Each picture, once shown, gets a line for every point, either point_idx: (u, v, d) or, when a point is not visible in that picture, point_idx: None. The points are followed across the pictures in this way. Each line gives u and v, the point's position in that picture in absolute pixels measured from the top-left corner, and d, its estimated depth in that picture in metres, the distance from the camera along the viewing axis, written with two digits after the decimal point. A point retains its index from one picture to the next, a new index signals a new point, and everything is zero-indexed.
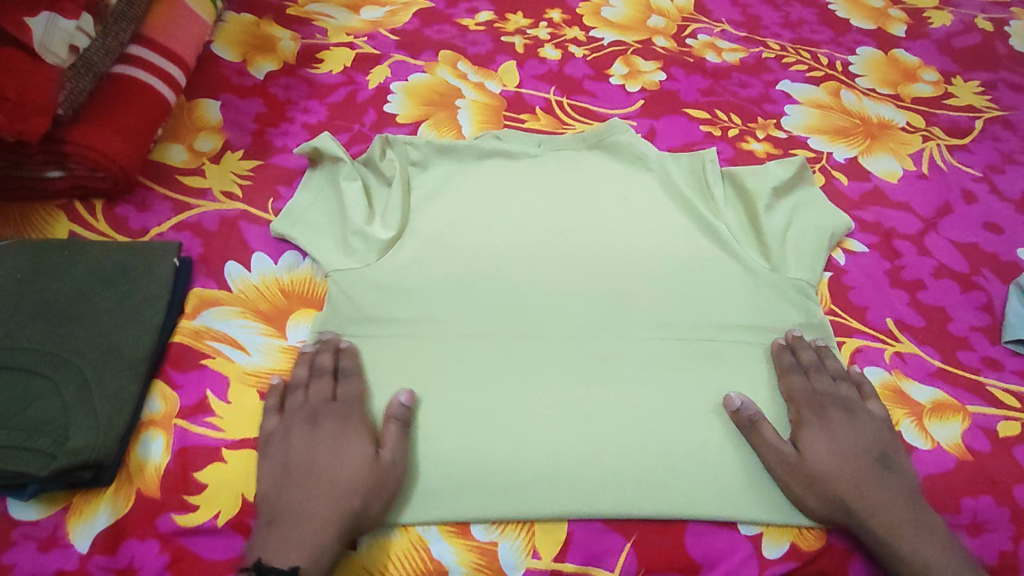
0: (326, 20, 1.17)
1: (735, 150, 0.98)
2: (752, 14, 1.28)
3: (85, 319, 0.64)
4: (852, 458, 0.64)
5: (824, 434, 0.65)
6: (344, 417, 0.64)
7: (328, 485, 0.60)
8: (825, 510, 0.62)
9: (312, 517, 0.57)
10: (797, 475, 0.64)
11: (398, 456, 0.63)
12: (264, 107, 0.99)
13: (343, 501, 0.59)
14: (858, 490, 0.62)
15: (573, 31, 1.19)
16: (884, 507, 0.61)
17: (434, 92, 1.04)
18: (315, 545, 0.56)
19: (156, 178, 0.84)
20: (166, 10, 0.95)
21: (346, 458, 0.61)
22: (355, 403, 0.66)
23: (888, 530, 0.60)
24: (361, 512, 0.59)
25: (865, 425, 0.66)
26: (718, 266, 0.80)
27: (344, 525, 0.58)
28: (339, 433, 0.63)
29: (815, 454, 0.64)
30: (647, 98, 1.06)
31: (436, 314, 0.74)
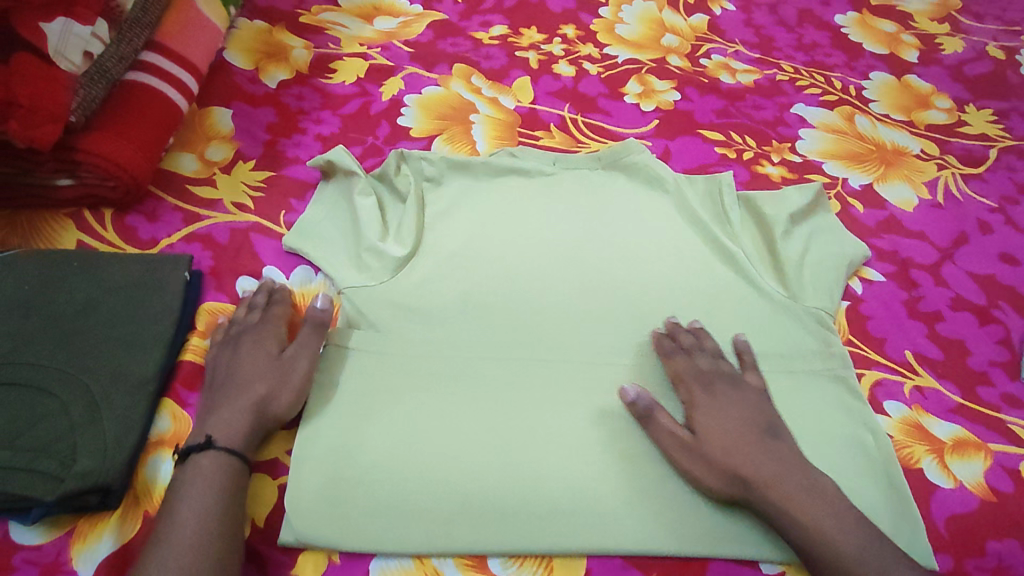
0: (340, 30, 1.16)
1: (750, 174, 0.98)
2: (765, 35, 1.28)
3: (95, 334, 0.63)
4: (741, 431, 0.65)
5: (713, 412, 0.67)
6: (260, 326, 0.69)
7: (241, 382, 0.64)
8: (723, 487, 0.63)
9: (227, 407, 0.62)
10: (693, 455, 0.64)
11: (305, 352, 0.67)
12: (276, 117, 0.98)
13: (254, 390, 0.63)
14: (753, 463, 0.62)
15: (587, 47, 1.19)
16: (777, 477, 0.61)
17: (448, 106, 1.03)
18: (230, 427, 0.60)
19: (166, 188, 0.83)
20: (180, 16, 0.94)
21: (256, 359, 0.66)
22: (271, 315, 0.70)
23: (780, 497, 0.60)
24: (271, 401, 0.63)
25: (747, 398, 0.68)
26: (735, 293, 0.80)
27: (257, 412, 0.62)
28: (252, 339, 0.67)
29: (706, 433, 0.65)
30: (661, 118, 1.06)
31: (450, 335, 0.73)
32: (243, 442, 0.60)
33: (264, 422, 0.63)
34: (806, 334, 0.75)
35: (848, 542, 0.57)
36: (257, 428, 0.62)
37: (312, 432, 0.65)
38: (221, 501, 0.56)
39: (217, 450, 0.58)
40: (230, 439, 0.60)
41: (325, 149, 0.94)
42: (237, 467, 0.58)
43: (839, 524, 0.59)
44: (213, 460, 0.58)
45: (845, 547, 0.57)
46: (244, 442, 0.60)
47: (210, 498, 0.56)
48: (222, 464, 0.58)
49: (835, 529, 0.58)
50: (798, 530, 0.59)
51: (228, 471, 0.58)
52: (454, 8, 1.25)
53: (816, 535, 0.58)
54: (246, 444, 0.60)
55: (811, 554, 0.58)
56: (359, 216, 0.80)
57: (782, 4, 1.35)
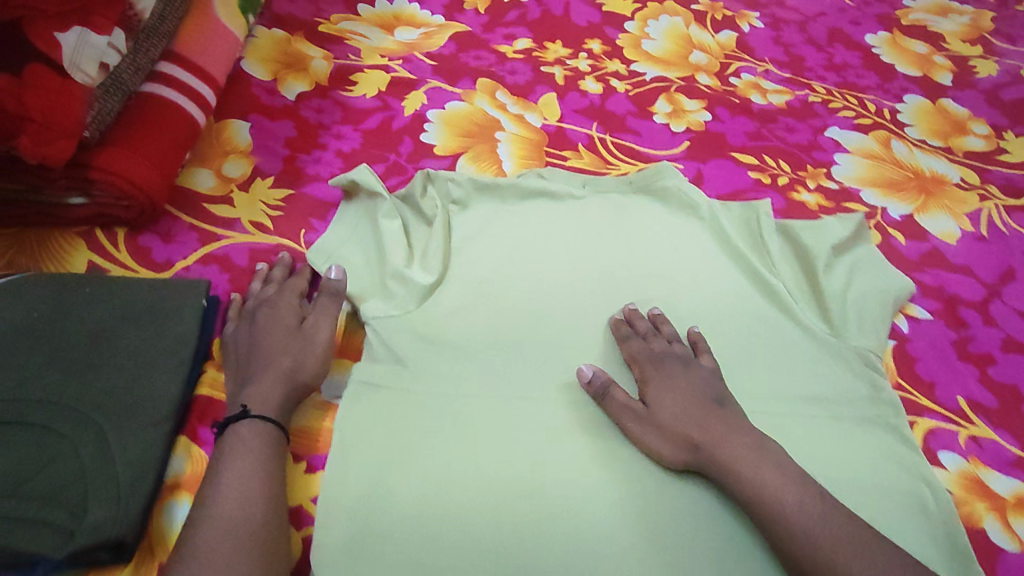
0: (360, 40, 1.12)
1: (786, 201, 0.95)
2: (795, 54, 1.25)
3: (107, 368, 0.59)
4: (692, 400, 0.65)
5: (665, 387, 0.67)
6: (277, 300, 0.70)
7: (268, 352, 0.65)
8: (676, 456, 0.63)
9: (259, 377, 0.62)
10: (647, 426, 0.65)
11: (325, 319, 0.69)
12: (295, 130, 0.94)
13: (282, 359, 0.64)
14: (701, 427, 0.63)
15: (613, 63, 1.15)
16: (724, 436, 0.62)
17: (473, 122, 1.00)
18: (265, 395, 0.61)
19: (183, 206, 0.79)
20: (199, 25, 0.90)
21: (276, 330, 0.67)
22: (286, 289, 0.71)
23: (726, 459, 0.61)
24: (300, 368, 0.64)
25: (698, 372, 0.68)
26: (775, 328, 0.76)
27: (288, 380, 0.63)
28: (270, 311, 0.68)
29: (659, 406, 0.65)
30: (692, 139, 1.02)
31: (480, 369, 0.69)
32: (280, 410, 0.61)
33: (296, 387, 0.64)
34: (855, 374, 0.72)
35: (791, 496, 0.57)
36: (291, 394, 0.63)
37: (338, 476, 0.62)
38: (271, 463, 0.57)
39: (256, 417, 0.59)
40: (267, 407, 0.60)
41: (346, 166, 0.91)
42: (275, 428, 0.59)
43: (781, 477, 0.59)
44: (251, 426, 0.59)
45: (789, 501, 0.57)
46: (280, 406, 0.61)
47: (250, 465, 0.56)
48: (260, 431, 0.58)
49: (782, 489, 0.58)
50: (748, 493, 0.59)
51: (267, 435, 0.59)
52: (477, 20, 1.22)
53: (760, 492, 0.58)
54: (281, 409, 0.61)
55: (756, 511, 0.58)
56: (383, 240, 0.77)
57: (811, 23, 1.32)
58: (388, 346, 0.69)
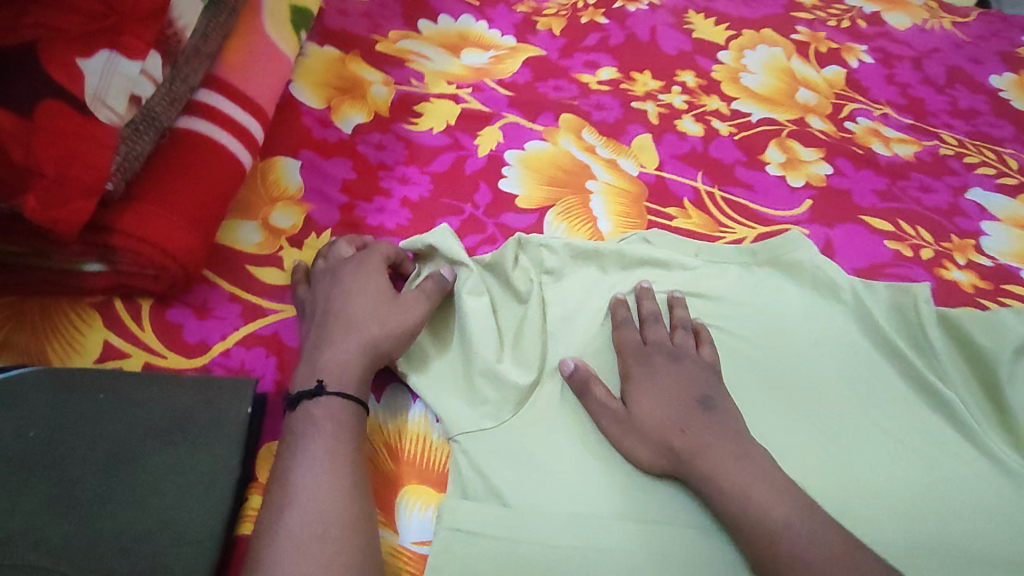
0: (422, 63, 0.96)
1: (935, 280, 0.80)
2: (914, 96, 1.09)
3: (123, 510, 0.46)
4: (679, 405, 0.59)
5: (651, 384, 0.61)
6: (366, 262, 0.64)
7: (351, 320, 0.59)
8: (655, 461, 0.57)
9: (340, 346, 0.57)
10: (626, 429, 0.59)
11: (417, 295, 0.62)
12: (353, 170, 0.79)
13: (366, 331, 0.58)
14: (686, 434, 0.57)
15: (712, 100, 1.00)
16: (709, 444, 0.56)
17: (560, 168, 0.85)
18: (346, 371, 0.56)
19: (223, 269, 0.64)
20: (246, 45, 0.76)
21: (363, 297, 0.61)
22: (376, 254, 0.65)
23: (704, 470, 0.55)
24: (385, 341, 0.58)
25: (684, 368, 0.62)
26: (955, 454, 0.64)
27: (373, 356, 0.57)
28: (359, 275, 0.63)
29: (643, 407, 0.59)
30: (815, 198, 0.87)
31: (592, 493, 0.57)
32: (362, 391, 0.56)
33: (378, 365, 0.58)
34: None
35: (779, 510, 0.52)
36: (371, 371, 0.57)
37: None
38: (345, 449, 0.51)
39: (335, 394, 0.53)
40: (346, 383, 0.55)
41: (415, 220, 0.76)
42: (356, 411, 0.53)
43: (771, 491, 0.53)
44: (327, 421, 0.52)
45: (777, 521, 0.51)
46: (359, 387, 0.55)
47: (329, 473, 0.49)
48: (338, 431, 0.52)
49: (764, 498, 0.53)
50: (726, 503, 0.54)
51: (343, 417, 0.53)
52: (552, 43, 1.05)
53: (749, 510, 0.52)
54: (361, 388, 0.55)
55: (735, 520, 0.53)
56: (469, 323, 0.63)
57: (926, 60, 1.16)
58: (490, 474, 0.56)
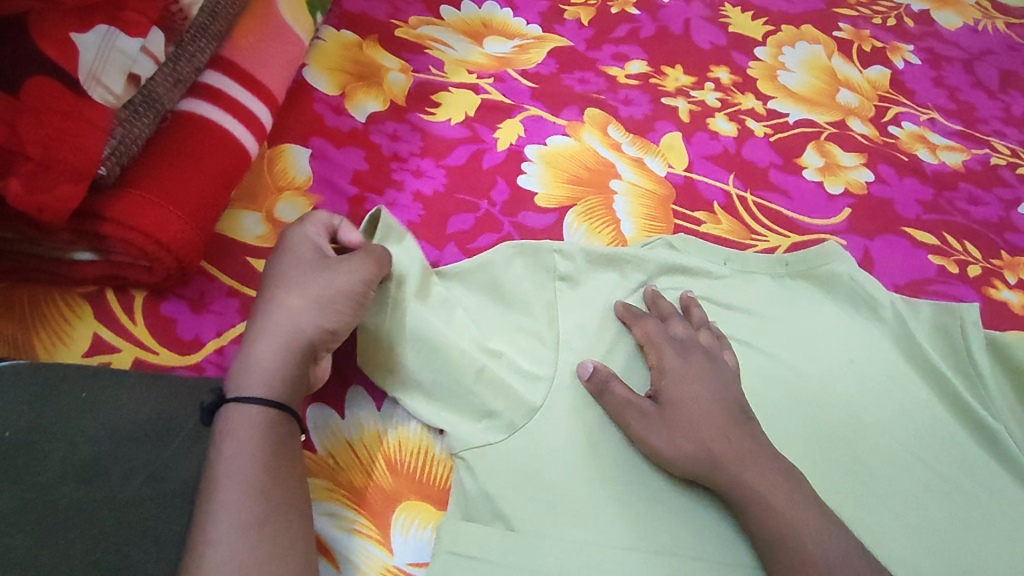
0: (443, 50, 0.91)
1: (982, 300, 0.75)
2: (963, 101, 1.02)
3: (99, 516, 0.43)
4: (718, 413, 0.55)
5: (683, 382, 0.57)
6: (294, 238, 0.57)
7: (268, 309, 0.52)
8: (687, 466, 0.53)
9: (255, 338, 0.51)
10: (654, 426, 0.55)
11: (344, 270, 0.54)
12: (365, 161, 0.75)
13: (281, 320, 0.51)
14: (732, 450, 0.53)
15: (747, 98, 0.94)
16: (749, 458, 0.52)
17: (583, 166, 0.80)
18: (255, 367, 0.49)
19: (222, 261, 0.61)
20: (258, 24, 0.72)
21: (282, 280, 0.54)
22: (308, 226, 0.58)
23: (743, 485, 0.51)
24: (304, 330, 0.52)
25: (719, 369, 0.59)
26: (999, 493, 0.58)
27: (290, 345, 0.51)
28: (287, 256, 0.56)
29: (678, 406, 0.55)
30: (854, 207, 0.82)
31: (598, 516, 0.53)
32: (281, 386, 0.49)
33: (298, 358, 0.51)
34: None
35: (811, 531, 0.49)
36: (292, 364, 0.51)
37: None
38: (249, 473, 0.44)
39: (234, 401, 0.47)
40: (249, 384, 0.48)
41: (428, 216, 0.72)
42: (263, 420, 0.47)
43: (821, 520, 0.49)
44: (228, 436, 0.46)
45: (813, 544, 0.48)
46: (270, 385, 0.49)
47: (238, 500, 0.43)
48: (246, 446, 0.45)
49: (801, 521, 0.49)
50: (761, 522, 0.50)
51: (246, 432, 0.46)
52: (580, 33, 1.00)
53: (783, 532, 0.49)
54: (275, 389, 0.49)
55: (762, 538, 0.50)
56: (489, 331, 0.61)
57: (977, 63, 1.09)
58: (498, 492, 0.53)
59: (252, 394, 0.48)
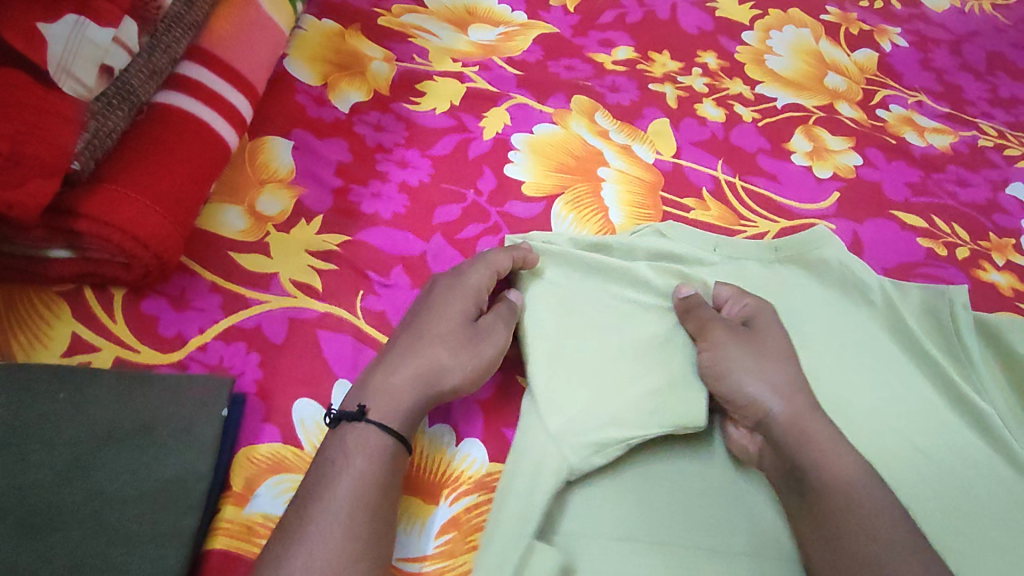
0: (427, 39, 0.90)
1: (970, 281, 0.75)
2: (950, 83, 1.01)
3: (79, 521, 0.42)
4: (778, 368, 0.58)
5: (781, 359, 0.59)
6: (464, 282, 0.58)
7: (419, 341, 0.54)
8: (779, 408, 0.55)
9: (402, 371, 0.52)
10: (761, 356, 0.58)
11: (489, 336, 0.56)
12: (349, 152, 0.74)
13: (429, 358, 0.53)
14: (781, 395, 0.56)
15: (735, 83, 0.93)
16: (793, 388, 0.57)
17: (570, 154, 0.79)
18: (392, 399, 0.50)
19: (203, 256, 0.60)
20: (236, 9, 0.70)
21: (442, 316, 0.56)
22: (482, 268, 0.60)
23: (799, 424, 0.55)
24: (446, 373, 0.53)
25: (780, 332, 0.61)
26: (989, 474, 0.59)
27: (423, 391, 0.52)
28: (447, 294, 0.57)
29: (780, 373, 0.57)
30: (843, 190, 0.82)
31: (622, 510, 0.54)
32: (407, 427, 0.50)
33: (425, 407, 0.52)
34: None
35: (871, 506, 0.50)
36: (421, 406, 0.52)
37: None
38: (370, 493, 0.45)
39: (376, 425, 0.49)
40: (389, 415, 0.50)
41: (414, 206, 0.70)
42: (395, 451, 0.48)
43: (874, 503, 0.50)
44: (359, 451, 0.47)
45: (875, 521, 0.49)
46: (402, 418, 0.50)
47: (350, 516, 0.44)
48: (374, 463, 0.47)
49: (869, 501, 0.50)
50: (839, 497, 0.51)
51: (384, 457, 0.48)
52: (565, 19, 0.98)
53: (853, 504, 0.50)
54: (406, 426, 0.50)
55: (813, 482, 0.52)
56: (551, 301, 0.62)
57: (964, 44, 1.08)
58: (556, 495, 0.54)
59: (379, 420, 0.49)
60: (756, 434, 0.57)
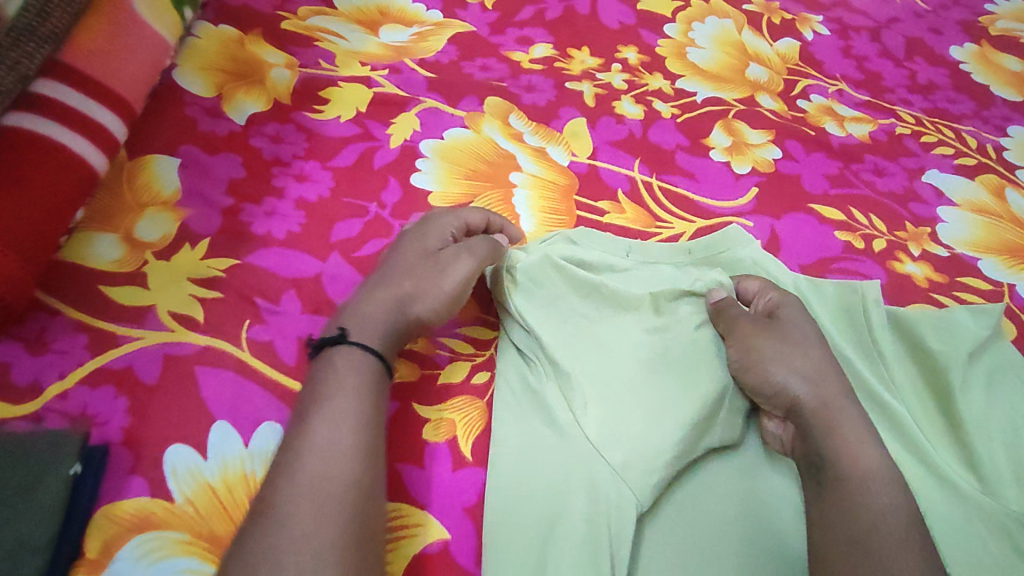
0: (334, 42, 0.86)
1: (887, 274, 0.75)
2: (871, 71, 1.01)
3: None
4: (803, 355, 0.58)
5: (802, 345, 0.59)
6: (432, 224, 0.62)
7: (390, 277, 0.57)
8: (804, 397, 0.55)
9: (373, 300, 0.55)
10: (787, 346, 0.58)
11: (455, 266, 0.59)
12: (242, 168, 0.70)
13: (399, 288, 0.56)
14: (806, 383, 0.56)
15: (656, 78, 0.91)
16: (821, 376, 0.57)
17: (482, 159, 0.76)
18: (366, 323, 0.54)
19: (68, 294, 0.55)
20: (110, 8, 0.63)
21: (409, 254, 0.59)
22: (449, 216, 0.63)
23: (826, 413, 0.54)
24: (414, 301, 0.56)
25: (806, 321, 0.61)
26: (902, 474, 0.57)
27: (396, 315, 0.55)
28: (417, 236, 0.61)
29: (809, 355, 0.58)
30: (762, 186, 0.80)
31: (692, 523, 0.53)
32: (381, 345, 0.53)
33: (399, 330, 0.55)
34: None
35: (881, 498, 0.48)
36: (397, 328, 0.55)
37: None
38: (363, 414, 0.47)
39: (358, 345, 0.51)
40: (366, 334, 0.53)
41: (311, 223, 0.66)
42: (376, 367, 0.51)
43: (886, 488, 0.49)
44: (349, 371, 0.50)
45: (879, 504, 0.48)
46: (378, 338, 0.53)
47: (344, 437, 0.46)
48: (365, 385, 0.49)
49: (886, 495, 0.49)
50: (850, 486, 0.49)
51: (370, 376, 0.50)
52: (482, 17, 0.95)
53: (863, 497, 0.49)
54: (383, 345, 0.53)
55: (832, 472, 0.51)
56: (552, 304, 0.62)
57: (885, 31, 1.09)
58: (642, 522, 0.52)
59: (352, 340, 0.52)
60: (788, 423, 0.57)
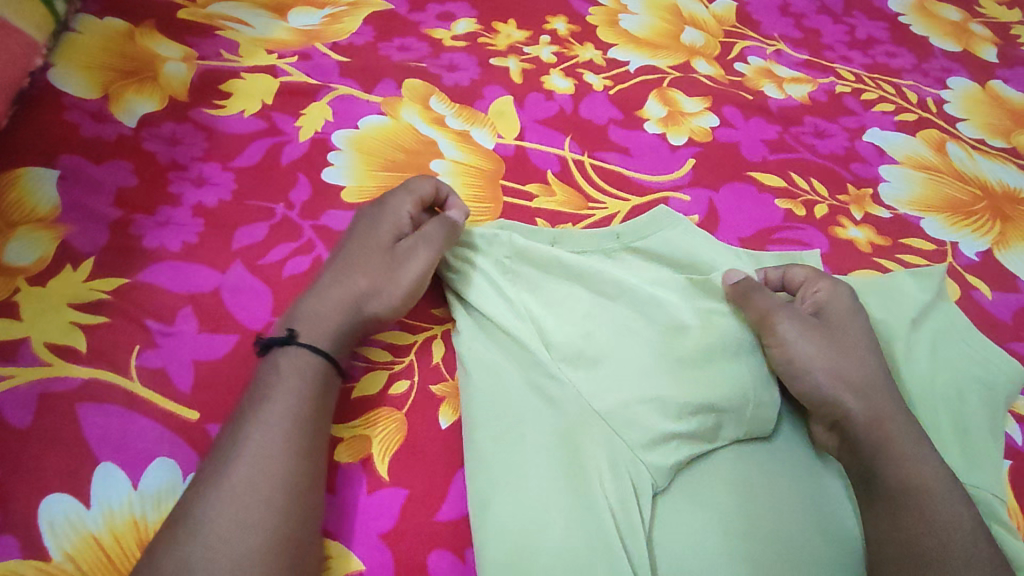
0: (236, 30, 0.79)
1: (829, 241, 0.72)
2: (809, 28, 0.98)
3: None
4: (855, 367, 0.55)
5: (842, 352, 0.55)
6: (390, 207, 0.59)
7: (339, 270, 0.55)
8: (861, 410, 0.52)
9: (324, 297, 0.53)
10: (832, 352, 0.55)
11: (411, 261, 0.56)
12: (132, 175, 0.63)
13: (350, 283, 0.54)
14: (861, 398, 0.53)
15: (586, 49, 0.87)
16: (870, 387, 0.54)
17: (400, 148, 0.71)
18: (317, 322, 0.51)
19: None
20: None
21: (362, 245, 0.56)
22: (405, 198, 0.60)
23: (879, 427, 0.52)
24: (371, 298, 0.54)
25: (854, 325, 0.58)
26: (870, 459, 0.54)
27: (352, 314, 0.53)
28: (370, 223, 0.58)
29: (849, 363, 0.55)
30: (699, 156, 0.77)
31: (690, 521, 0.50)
32: (332, 341, 0.51)
33: (358, 328, 0.53)
34: None
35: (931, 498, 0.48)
36: (354, 329, 0.53)
37: None
38: (302, 414, 0.46)
39: (304, 346, 0.49)
40: (319, 335, 0.50)
41: (210, 231, 0.60)
42: (323, 369, 0.48)
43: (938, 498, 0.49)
44: (294, 373, 0.47)
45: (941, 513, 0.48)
46: (331, 338, 0.51)
47: (284, 438, 0.44)
48: (309, 385, 0.47)
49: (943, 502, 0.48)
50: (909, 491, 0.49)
51: (313, 375, 0.48)
52: None
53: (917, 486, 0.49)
54: (336, 344, 0.51)
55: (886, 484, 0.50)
56: (544, 307, 0.58)
57: None
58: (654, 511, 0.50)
59: (294, 340, 0.49)
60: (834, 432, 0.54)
